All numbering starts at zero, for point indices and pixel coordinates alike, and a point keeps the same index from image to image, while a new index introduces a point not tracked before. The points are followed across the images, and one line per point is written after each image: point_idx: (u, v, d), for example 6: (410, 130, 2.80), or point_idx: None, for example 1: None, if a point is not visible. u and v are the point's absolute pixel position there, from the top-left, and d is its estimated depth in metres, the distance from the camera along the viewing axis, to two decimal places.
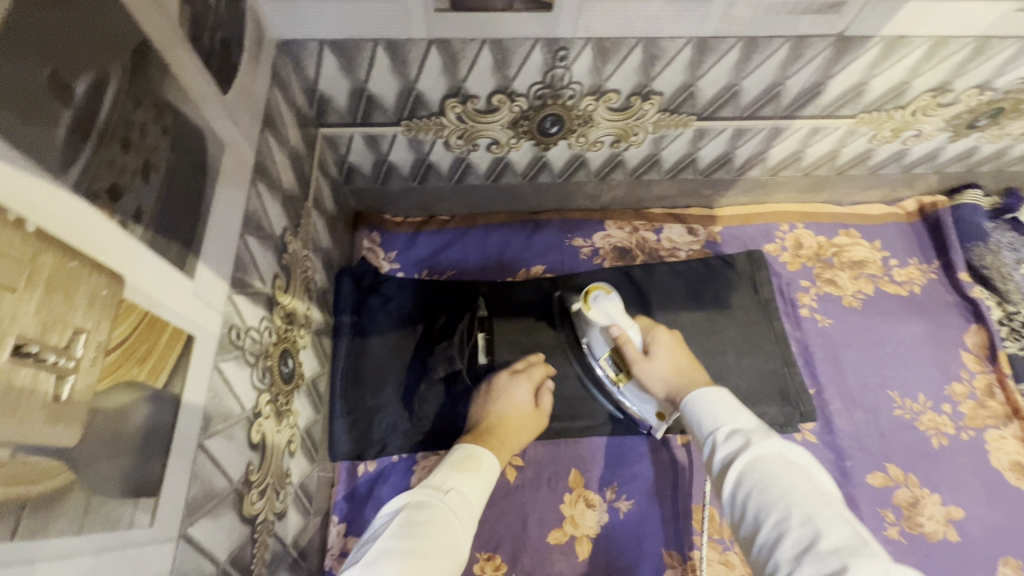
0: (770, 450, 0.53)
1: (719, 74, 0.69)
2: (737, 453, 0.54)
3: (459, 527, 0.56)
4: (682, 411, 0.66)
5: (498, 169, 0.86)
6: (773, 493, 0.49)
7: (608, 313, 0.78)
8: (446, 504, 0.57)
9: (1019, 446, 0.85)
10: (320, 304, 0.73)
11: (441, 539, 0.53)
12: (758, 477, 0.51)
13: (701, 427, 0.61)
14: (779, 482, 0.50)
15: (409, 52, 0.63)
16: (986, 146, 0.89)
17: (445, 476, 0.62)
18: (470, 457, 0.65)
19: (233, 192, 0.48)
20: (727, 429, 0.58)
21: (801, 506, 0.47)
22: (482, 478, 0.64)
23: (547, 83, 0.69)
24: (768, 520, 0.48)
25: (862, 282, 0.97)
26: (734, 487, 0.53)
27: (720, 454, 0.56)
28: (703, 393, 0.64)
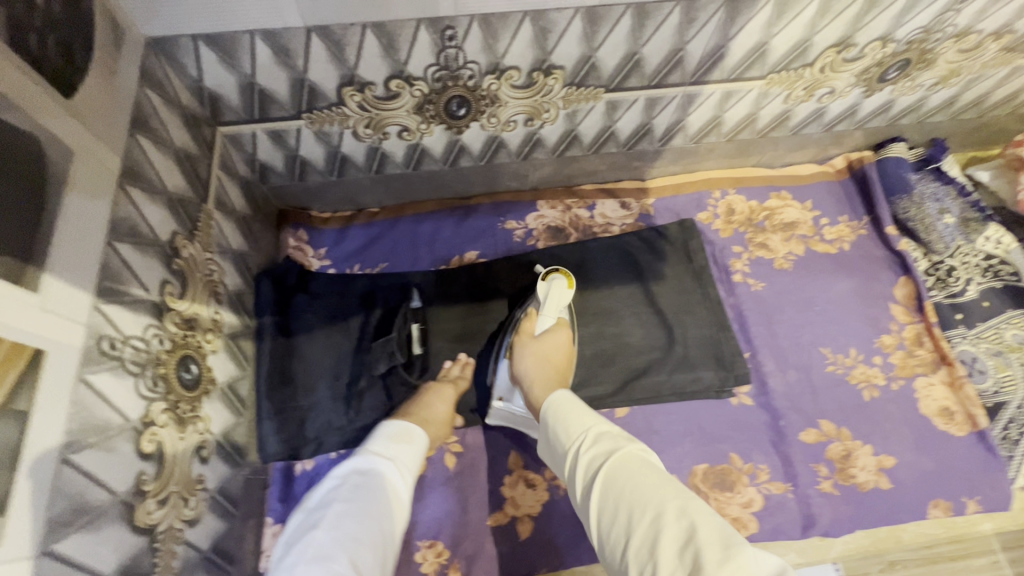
0: (634, 448, 0.56)
1: (617, 44, 0.68)
2: (605, 458, 0.56)
3: (400, 492, 0.63)
4: (542, 419, 0.66)
5: (416, 157, 0.85)
6: (646, 489, 0.51)
7: (548, 292, 0.84)
8: (390, 474, 0.64)
9: (947, 392, 0.87)
10: (233, 306, 0.72)
11: (387, 503, 0.61)
12: (628, 475, 0.53)
13: (566, 433, 0.61)
14: (643, 475, 0.53)
15: (289, 41, 0.61)
16: (901, 99, 0.90)
17: (386, 445, 0.67)
18: (404, 430, 0.69)
19: (92, 200, 0.46)
20: (592, 437, 0.59)
21: (673, 505, 0.49)
22: (416, 445, 0.69)
23: (442, 64, 0.67)
24: (641, 520, 0.49)
25: (794, 243, 0.98)
26: (603, 491, 0.54)
27: (585, 461, 0.58)
28: (561, 396, 0.67)
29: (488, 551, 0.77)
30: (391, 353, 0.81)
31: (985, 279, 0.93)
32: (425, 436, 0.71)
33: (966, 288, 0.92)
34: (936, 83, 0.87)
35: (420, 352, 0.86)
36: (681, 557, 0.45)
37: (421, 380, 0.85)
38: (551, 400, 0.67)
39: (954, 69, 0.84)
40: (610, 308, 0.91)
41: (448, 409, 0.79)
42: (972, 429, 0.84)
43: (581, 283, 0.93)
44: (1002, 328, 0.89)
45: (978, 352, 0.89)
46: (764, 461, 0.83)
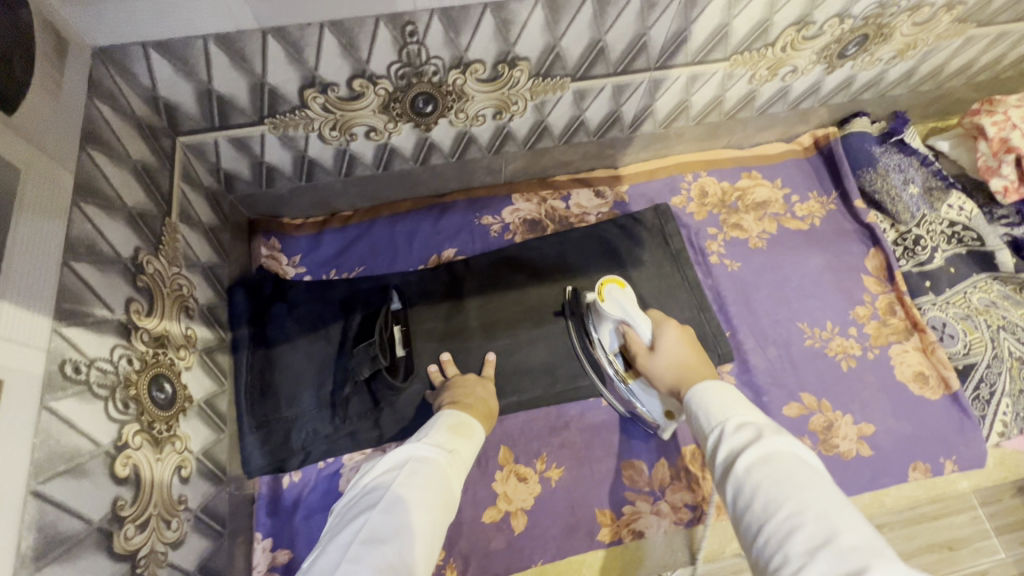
0: (785, 440, 0.50)
1: (579, 32, 0.68)
2: (745, 445, 0.51)
3: (454, 486, 0.59)
4: (686, 402, 0.62)
5: (385, 157, 0.84)
6: (788, 482, 0.45)
7: (623, 308, 0.75)
8: (447, 462, 0.60)
9: (920, 357, 0.90)
10: (205, 320, 0.70)
11: (444, 493, 0.56)
12: (775, 467, 0.47)
13: (709, 416, 0.57)
14: (790, 469, 0.47)
15: (244, 45, 0.59)
16: (861, 74, 0.91)
17: (444, 436, 0.64)
18: (463, 424, 0.67)
19: (44, 221, 0.44)
20: (736, 421, 0.54)
21: (814, 506, 0.43)
22: (472, 444, 0.66)
23: (405, 61, 0.66)
24: (781, 514, 0.44)
25: (766, 222, 0.99)
26: (739, 478, 0.48)
27: (726, 446, 0.52)
28: (710, 386, 0.61)
29: (484, 548, 0.77)
30: (375, 355, 0.76)
31: (950, 246, 0.96)
32: (480, 429, 0.70)
33: (933, 257, 0.95)
34: (893, 57, 0.88)
35: (403, 353, 0.83)
36: (811, 555, 0.40)
37: (405, 382, 0.83)
38: (695, 386, 0.62)
39: (910, 42, 0.85)
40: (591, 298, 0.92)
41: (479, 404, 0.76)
42: (946, 391, 0.87)
43: (561, 275, 0.94)
44: (968, 292, 0.93)
45: (947, 317, 0.92)
46: None
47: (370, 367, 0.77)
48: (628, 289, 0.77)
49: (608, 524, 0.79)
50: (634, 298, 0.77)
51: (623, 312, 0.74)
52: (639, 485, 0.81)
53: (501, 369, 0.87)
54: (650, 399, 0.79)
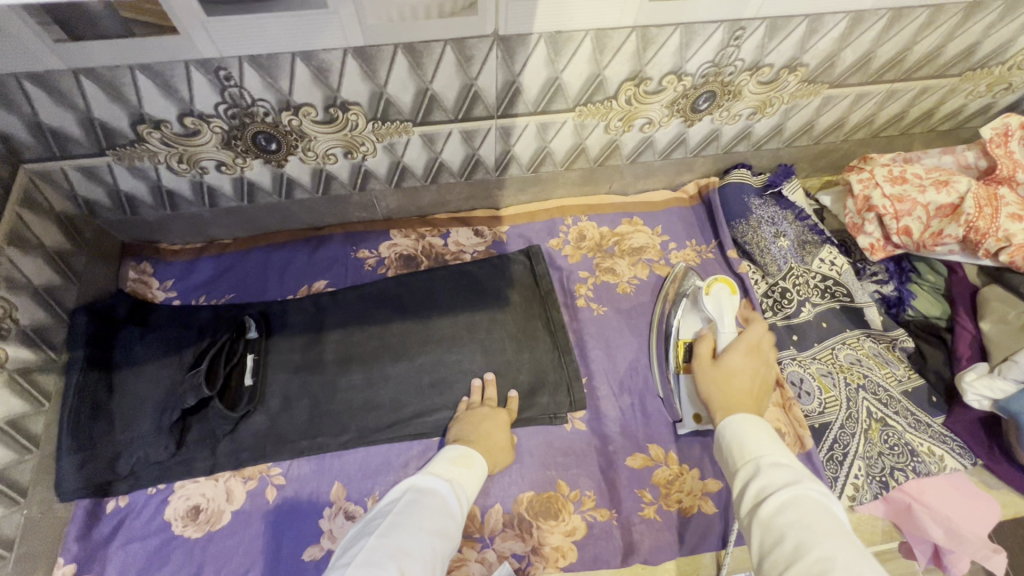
0: (818, 487, 0.50)
1: (403, 81, 0.71)
2: (779, 488, 0.51)
3: (459, 516, 0.63)
4: (719, 428, 0.62)
5: (247, 190, 0.87)
6: (816, 528, 0.46)
7: (721, 310, 0.77)
8: (448, 491, 0.64)
9: (779, 414, 0.87)
10: (27, 341, 0.72)
11: (448, 521, 0.61)
12: (810, 510, 0.47)
13: (741, 452, 0.57)
14: (820, 514, 0.47)
15: (58, 83, 0.63)
16: (726, 127, 0.93)
17: (445, 466, 0.68)
18: (466, 456, 0.71)
19: None
20: (769, 461, 0.54)
21: (847, 555, 0.43)
22: (476, 473, 0.70)
23: (230, 102, 0.70)
24: (813, 553, 0.44)
25: (639, 267, 0.99)
26: (778, 516, 0.48)
27: (758, 484, 0.52)
28: (742, 418, 0.60)
29: None
30: (199, 384, 0.80)
31: (824, 300, 0.95)
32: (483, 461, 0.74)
33: (800, 311, 0.94)
34: (753, 113, 0.90)
35: (252, 383, 0.86)
36: None
37: (241, 412, 0.83)
38: (731, 416, 0.62)
39: (763, 100, 0.87)
40: (453, 336, 0.93)
41: (499, 433, 0.81)
42: (801, 450, 0.84)
43: (425, 311, 0.94)
44: (836, 348, 0.91)
45: (806, 373, 0.89)
46: (592, 487, 0.83)
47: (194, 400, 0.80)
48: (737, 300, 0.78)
49: None
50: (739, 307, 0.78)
51: (717, 313, 0.77)
52: (468, 529, 0.79)
53: (348, 402, 0.87)
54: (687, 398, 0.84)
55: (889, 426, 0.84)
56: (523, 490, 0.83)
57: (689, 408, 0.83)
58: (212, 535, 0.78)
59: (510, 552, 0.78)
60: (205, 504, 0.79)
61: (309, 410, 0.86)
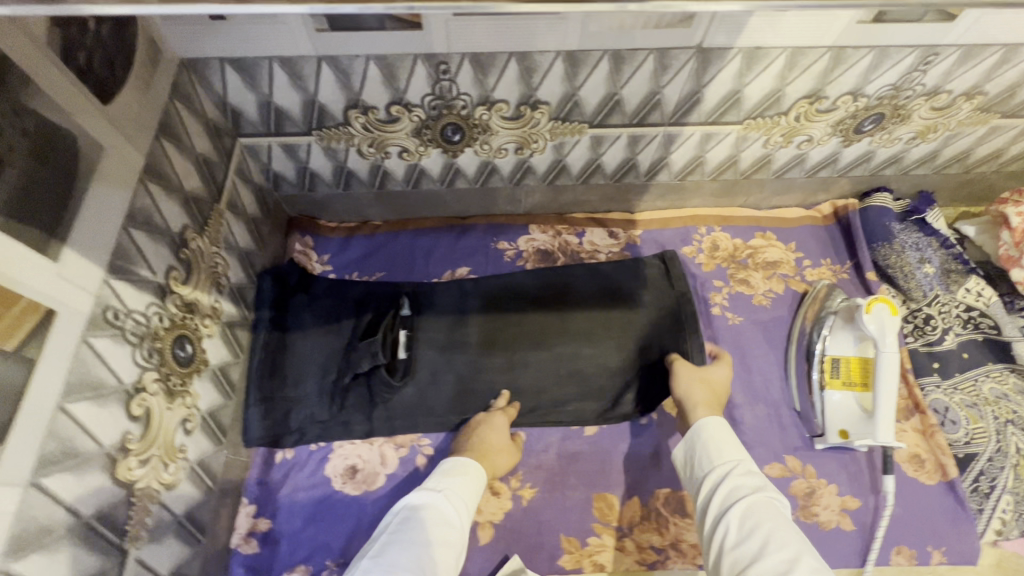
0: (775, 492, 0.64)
1: (597, 84, 0.75)
2: (748, 488, 0.64)
3: (460, 524, 0.68)
4: (694, 433, 0.74)
5: (415, 176, 0.93)
6: (787, 537, 0.57)
7: (883, 329, 0.78)
8: (440, 505, 0.68)
9: (918, 439, 0.87)
10: (233, 297, 0.79)
11: (447, 527, 0.66)
12: (772, 516, 0.60)
13: (717, 457, 0.70)
14: (775, 518, 0.60)
15: (301, 67, 0.70)
16: (881, 150, 0.93)
17: (438, 479, 0.72)
18: (458, 466, 0.75)
19: (115, 191, 0.54)
20: (734, 464, 0.68)
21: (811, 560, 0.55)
22: (473, 475, 0.74)
23: (437, 94, 0.75)
24: (776, 554, 0.56)
25: (774, 281, 1.00)
26: (744, 518, 0.61)
27: (729, 485, 0.65)
28: (710, 424, 0.74)
29: None
30: (375, 352, 0.85)
31: (966, 330, 0.93)
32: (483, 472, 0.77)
33: (944, 338, 0.93)
34: (913, 137, 0.90)
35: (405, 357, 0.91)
36: None
37: (399, 382, 0.89)
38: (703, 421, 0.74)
39: (930, 125, 0.87)
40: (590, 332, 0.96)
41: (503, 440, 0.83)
42: (942, 478, 0.84)
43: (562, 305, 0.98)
44: (979, 380, 0.90)
45: (951, 403, 0.89)
46: None
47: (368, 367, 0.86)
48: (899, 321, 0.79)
49: (572, 551, 0.81)
50: (900, 327, 0.79)
51: (879, 332, 0.78)
52: (606, 518, 0.82)
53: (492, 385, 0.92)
54: (831, 414, 0.85)
55: None
56: (660, 486, 0.85)
57: (834, 424, 0.84)
58: (369, 495, 0.83)
59: (648, 544, 0.81)
60: (361, 465, 0.85)
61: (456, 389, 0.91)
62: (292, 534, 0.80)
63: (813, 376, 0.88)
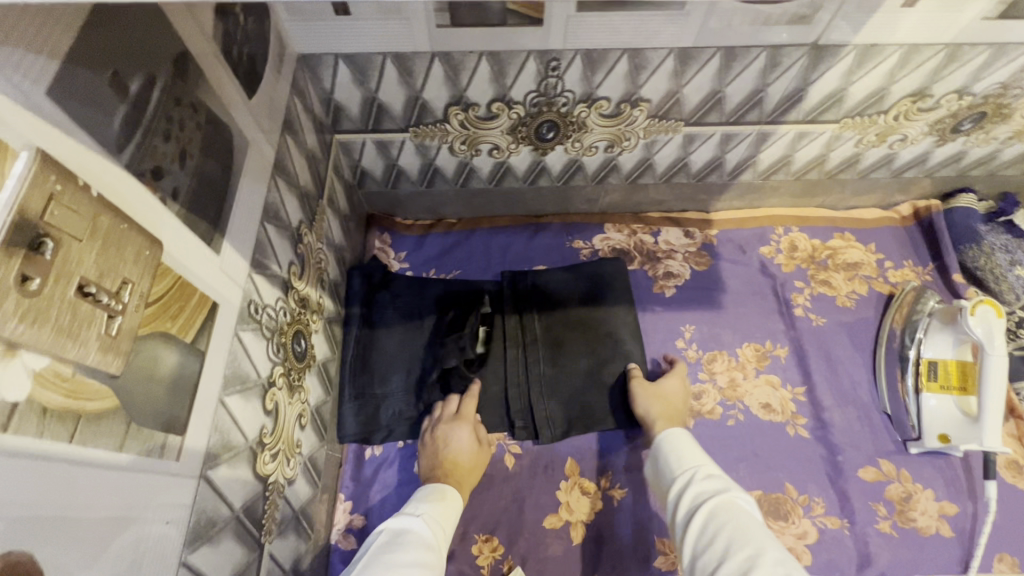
0: (741, 494, 0.60)
1: (702, 82, 0.74)
2: (712, 494, 0.60)
3: (437, 543, 0.63)
4: (657, 446, 0.73)
5: (500, 173, 0.92)
6: (741, 525, 0.55)
7: (990, 332, 0.77)
8: (421, 527, 0.64)
9: (1015, 444, 0.85)
10: (331, 294, 0.79)
11: (423, 547, 0.61)
12: (730, 511, 0.57)
13: (681, 464, 0.67)
14: (743, 517, 0.56)
15: (413, 63, 0.70)
16: (973, 150, 0.92)
17: (419, 506, 0.68)
18: (438, 492, 0.71)
19: (255, 185, 0.54)
20: (706, 472, 0.65)
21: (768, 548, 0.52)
22: (450, 502, 0.70)
23: (541, 91, 0.75)
24: (740, 552, 0.52)
25: (857, 282, 0.99)
26: (705, 516, 0.58)
27: (692, 491, 0.62)
28: (679, 434, 0.72)
29: (542, 553, 0.80)
30: (463, 347, 0.85)
31: None
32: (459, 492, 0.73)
33: None
34: (1010, 137, 0.89)
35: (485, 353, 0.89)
36: None
37: (475, 375, 0.88)
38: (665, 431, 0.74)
39: None
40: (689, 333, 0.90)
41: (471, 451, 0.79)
42: None
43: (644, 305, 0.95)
44: None
45: None
46: (821, 494, 0.83)
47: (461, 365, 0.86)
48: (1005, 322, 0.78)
49: (667, 553, 0.79)
50: (1005, 330, 0.78)
51: (986, 334, 0.77)
52: None
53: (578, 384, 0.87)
54: (929, 418, 0.83)
55: None
56: (752, 488, 0.84)
57: (933, 429, 0.83)
58: None
59: None
60: None
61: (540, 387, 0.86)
62: None
63: (907, 380, 0.87)
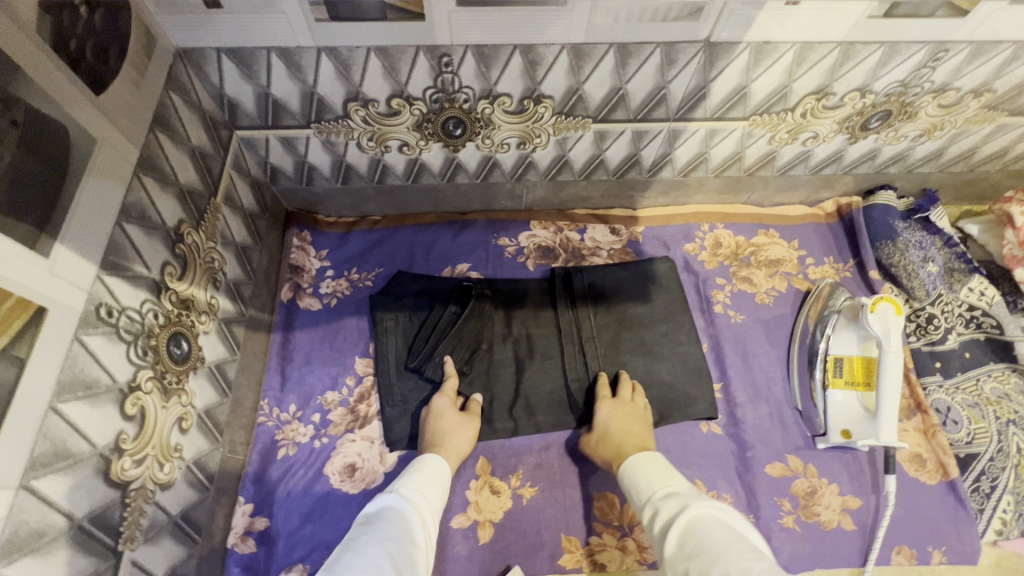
0: (702, 505, 0.58)
1: (602, 79, 0.74)
2: (676, 514, 0.58)
3: (420, 521, 0.64)
4: (625, 476, 0.70)
5: (415, 170, 0.91)
6: (712, 541, 0.52)
7: (887, 329, 0.78)
8: (405, 509, 0.64)
9: (920, 439, 0.86)
10: (229, 294, 0.77)
11: (407, 526, 0.62)
12: (701, 527, 0.55)
13: (642, 491, 0.66)
14: (715, 530, 0.53)
15: (300, 58, 0.68)
16: (886, 148, 0.93)
17: (407, 482, 0.69)
18: (420, 467, 0.72)
19: (109, 185, 0.53)
20: (666, 492, 0.63)
21: (735, 554, 0.50)
22: (435, 468, 0.73)
23: (439, 87, 0.74)
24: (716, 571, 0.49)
25: (777, 279, 1.00)
26: (681, 538, 0.55)
27: (659, 518, 0.60)
28: (638, 458, 0.71)
29: (447, 553, 0.79)
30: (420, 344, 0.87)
31: (968, 330, 0.93)
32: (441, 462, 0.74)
33: (946, 338, 0.93)
34: (920, 135, 0.90)
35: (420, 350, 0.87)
36: None
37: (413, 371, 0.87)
38: (628, 461, 0.71)
39: (936, 123, 0.87)
40: (623, 339, 0.91)
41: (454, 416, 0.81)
42: (943, 478, 0.84)
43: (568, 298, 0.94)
44: (981, 379, 0.90)
45: (953, 403, 0.89)
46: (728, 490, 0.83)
47: (395, 374, 0.87)
48: (902, 320, 0.79)
49: (573, 551, 0.80)
50: (903, 327, 0.79)
51: (882, 331, 0.78)
52: (607, 517, 0.82)
53: (506, 388, 0.88)
54: (834, 414, 0.85)
55: None
56: None
57: (837, 424, 0.84)
58: (366, 493, 0.80)
59: (650, 544, 0.80)
60: (360, 463, 0.82)
61: (461, 386, 0.87)
62: (289, 534, 0.78)
63: (816, 376, 0.88)
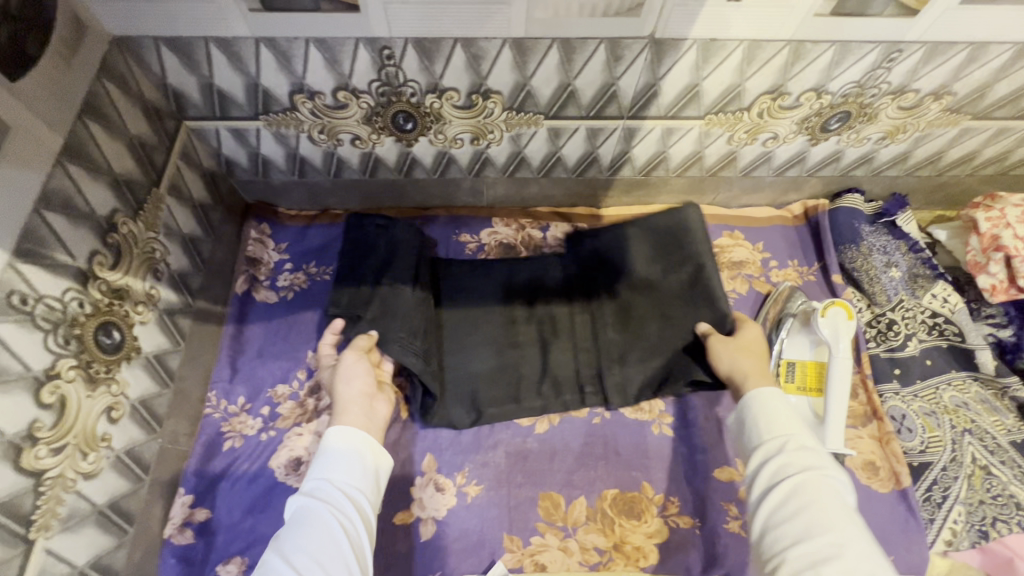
0: (831, 474, 0.62)
1: (548, 75, 0.73)
2: (807, 471, 0.62)
3: (337, 515, 0.62)
4: (742, 407, 0.72)
5: (370, 164, 0.91)
6: (831, 513, 0.57)
7: (837, 332, 0.78)
8: (318, 508, 0.62)
9: (874, 447, 0.84)
10: (173, 284, 0.77)
11: (317, 525, 0.60)
12: (814, 494, 0.59)
13: (770, 429, 0.68)
14: (823, 492, 0.59)
15: (240, 48, 0.68)
16: (849, 150, 0.91)
17: (326, 469, 0.67)
18: (335, 445, 0.69)
19: (25, 173, 0.53)
20: (796, 443, 0.65)
21: (851, 538, 0.55)
22: (343, 445, 0.69)
23: (384, 80, 0.73)
24: (823, 538, 0.55)
25: (738, 281, 0.97)
26: (791, 493, 0.61)
27: (779, 464, 0.64)
28: (764, 393, 0.72)
29: (388, 550, 0.79)
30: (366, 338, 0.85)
31: (930, 337, 0.92)
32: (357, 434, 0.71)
33: (906, 345, 0.91)
34: (883, 138, 0.88)
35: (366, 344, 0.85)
36: None
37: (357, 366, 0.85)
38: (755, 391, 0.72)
39: (898, 125, 0.85)
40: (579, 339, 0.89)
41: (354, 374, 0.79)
42: (896, 487, 0.81)
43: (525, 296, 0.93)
44: (941, 388, 0.89)
45: (909, 410, 0.87)
46: (676, 493, 0.83)
47: None
48: (851, 323, 0.80)
49: (513, 550, 0.79)
50: (852, 332, 0.80)
51: (834, 335, 0.78)
52: (551, 518, 0.81)
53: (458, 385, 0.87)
54: None
55: (992, 475, 0.81)
56: (608, 487, 0.83)
57: None
58: None
59: (593, 546, 0.79)
60: (306, 456, 0.81)
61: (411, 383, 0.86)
62: (229, 526, 0.77)
63: None
